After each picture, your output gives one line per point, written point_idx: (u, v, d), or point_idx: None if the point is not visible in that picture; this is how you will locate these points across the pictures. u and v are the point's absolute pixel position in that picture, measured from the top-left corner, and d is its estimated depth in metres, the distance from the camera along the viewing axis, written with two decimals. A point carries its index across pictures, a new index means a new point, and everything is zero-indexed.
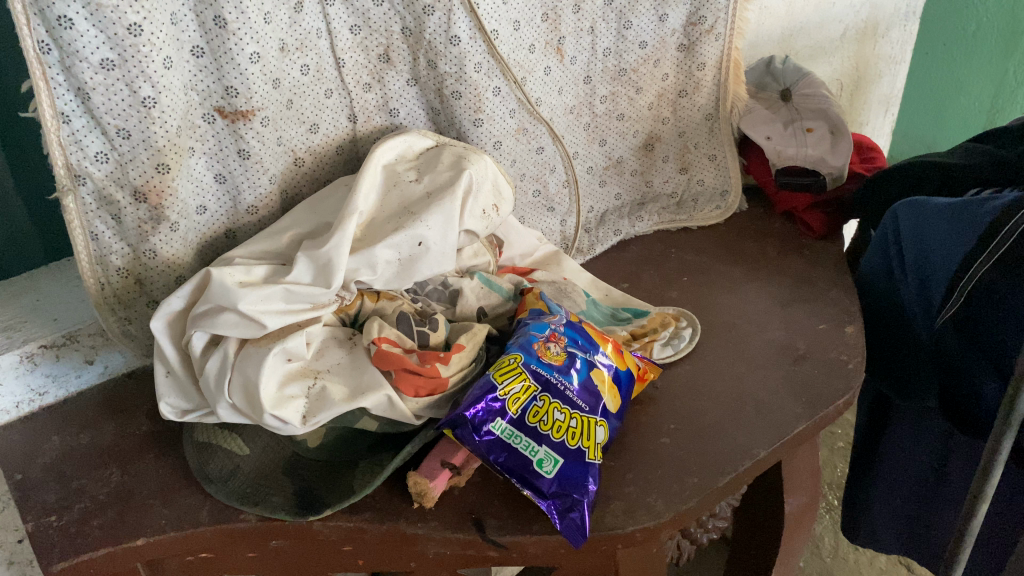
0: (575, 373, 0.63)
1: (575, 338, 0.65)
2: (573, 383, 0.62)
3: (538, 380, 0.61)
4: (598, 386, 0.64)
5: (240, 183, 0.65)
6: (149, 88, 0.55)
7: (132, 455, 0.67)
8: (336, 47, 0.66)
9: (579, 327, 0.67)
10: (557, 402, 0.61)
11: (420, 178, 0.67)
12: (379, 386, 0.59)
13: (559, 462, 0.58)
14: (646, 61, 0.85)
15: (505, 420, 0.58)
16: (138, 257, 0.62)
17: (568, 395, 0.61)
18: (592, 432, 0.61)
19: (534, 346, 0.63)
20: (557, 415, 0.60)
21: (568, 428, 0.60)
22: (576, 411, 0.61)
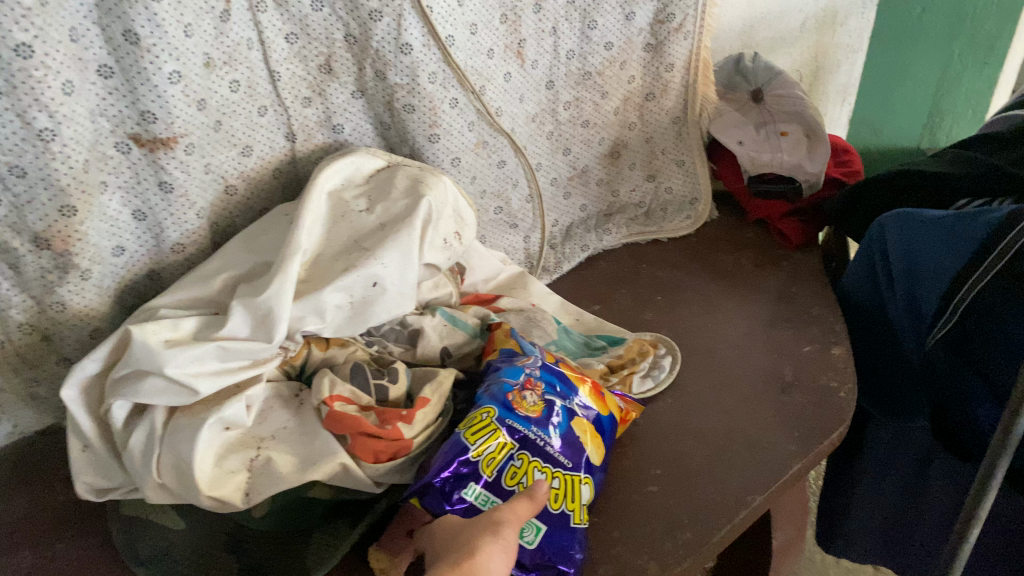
0: (554, 426, 0.56)
1: (551, 384, 0.58)
2: (552, 438, 0.55)
3: (514, 436, 0.54)
4: (581, 438, 0.57)
5: (163, 218, 0.56)
6: (46, 118, 0.47)
7: (47, 532, 0.58)
8: (270, 58, 0.57)
9: (554, 369, 0.60)
10: (537, 460, 0.54)
11: (371, 208, 0.59)
12: (334, 453, 0.51)
13: (542, 530, 0.51)
14: (612, 63, 0.78)
15: (479, 484, 0.51)
16: (44, 311, 0.54)
17: (549, 451, 0.54)
18: (576, 491, 0.54)
19: (508, 395, 0.56)
20: (537, 476, 0.53)
21: (549, 489, 0.53)
22: (558, 470, 0.54)
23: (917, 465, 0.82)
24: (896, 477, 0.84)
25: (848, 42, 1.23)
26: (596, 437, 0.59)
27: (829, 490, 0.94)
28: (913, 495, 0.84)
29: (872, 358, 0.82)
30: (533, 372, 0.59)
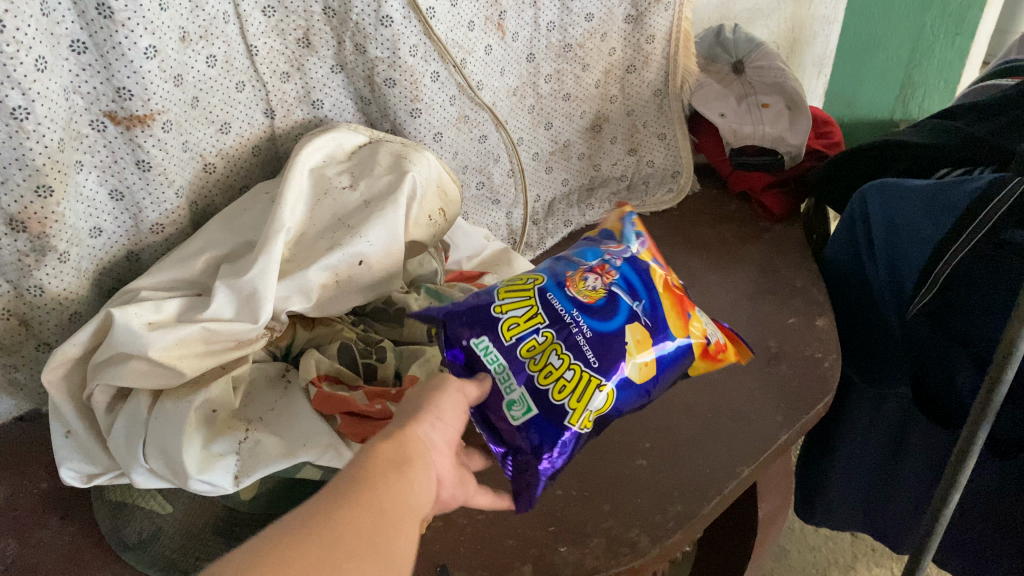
0: (601, 314, 0.49)
1: (626, 277, 0.52)
2: (587, 327, 0.49)
3: (548, 312, 0.50)
4: (627, 342, 0.48)
5: (141, 198, 0.55)
6: (19, 96, 0.45)
7: (30, 520, 0.57)
8: (247, 32, 0.56)
9: (642, 269, 0.54)
10: (562, 346, 0.48)
11: (355, 184, 0.58)
12: (322, 437, 0.50)
13: (533, 412, 0.47)
14: (593, 35, 0.77)
15: (491, 340, 0.49)
16: (21, 295, 0.52)
17: (580, 340, 0.48)
18: (590, 392, 0.47)
19: (571, 276, 0.52)
20: (553, 358, 0.48)
21: (560, 380, 0.47)
22: (578, 362, 0.47)
23: (898, 432, 0.83)
24: (878, 444, 0.85)
25: (824, 14, 1.21)
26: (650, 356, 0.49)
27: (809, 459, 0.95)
28: (894, 462, 0.85)
29: (854, 327, 0.82)
30: (614, 264, 0.53)
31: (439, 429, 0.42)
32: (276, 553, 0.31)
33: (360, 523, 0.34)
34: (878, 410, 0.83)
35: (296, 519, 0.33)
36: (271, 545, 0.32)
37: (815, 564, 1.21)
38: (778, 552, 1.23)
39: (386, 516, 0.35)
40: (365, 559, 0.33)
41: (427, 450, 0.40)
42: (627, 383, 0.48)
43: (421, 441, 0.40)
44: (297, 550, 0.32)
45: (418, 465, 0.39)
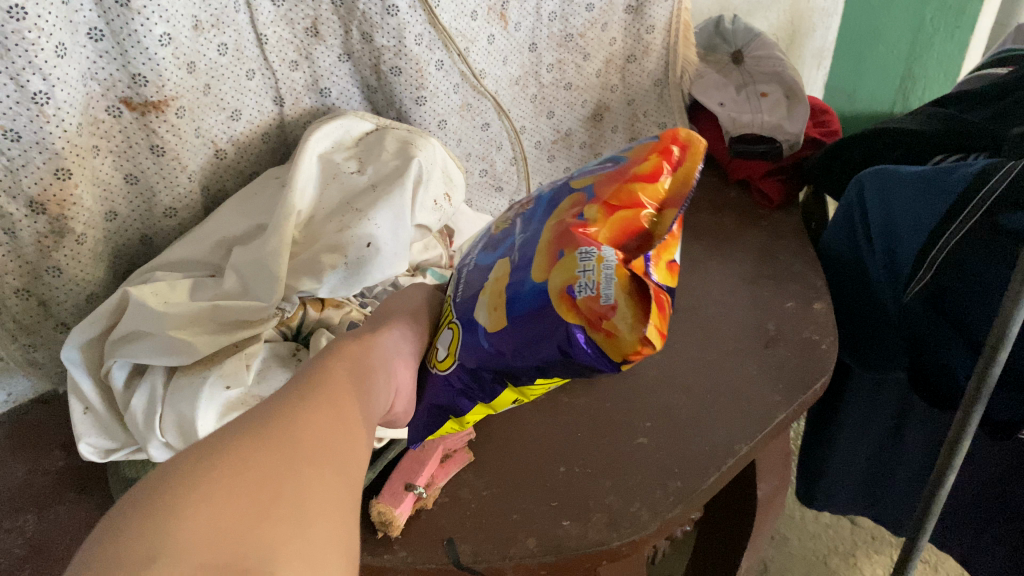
0: (488, 255, 0.52)
1: (533, 219, 0.50)
2: (474, 265, 0.52)
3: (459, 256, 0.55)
4: (485, 283, 0.49)
5: (154, 183, 0.57)
6: (40, 81, 0.47)
7: (50, 496, 0.58)
8: (257, 21, 0.57)
9: (576, 222, 0.46)
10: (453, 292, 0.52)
11: (363, 169, 0.60)
12: None
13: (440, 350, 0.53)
14: (593, 25, 0.79)
15: (442, 283, 0.57)
16: (39, 276, 0.54)
17: (466, 283, 0.51)
18: (449, 332, 0.49)
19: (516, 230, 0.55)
20: (452, 304, 0.52)
21: (445, 319, 0.51)
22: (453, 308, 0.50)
23: (896, 415, 0.84)
24: (877, 428, 0.86)
25: (823, 7, 1.22)
26: (500, 301, 0.46)
27: (809, 444, 0.96)
28: (892, 445, 0.86)
29: (852, 311, 0.83)
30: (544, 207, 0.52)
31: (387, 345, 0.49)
32: (240, 456, 0.33)
33: (320, 431, 0.37)
34: (877, 393, 0.84)
35: (249, 422, 0.36)
36: (231, 450, 0.33)
37: (815, 551, 1.22)
38: (778, 539, 1.24)
39: (341, 422, 0.39)
40: (334, 451, 0.36)
41: (373, 367, 0.46)
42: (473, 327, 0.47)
43: (373, 353, 0.47)
44: (261, 452, 0.34)
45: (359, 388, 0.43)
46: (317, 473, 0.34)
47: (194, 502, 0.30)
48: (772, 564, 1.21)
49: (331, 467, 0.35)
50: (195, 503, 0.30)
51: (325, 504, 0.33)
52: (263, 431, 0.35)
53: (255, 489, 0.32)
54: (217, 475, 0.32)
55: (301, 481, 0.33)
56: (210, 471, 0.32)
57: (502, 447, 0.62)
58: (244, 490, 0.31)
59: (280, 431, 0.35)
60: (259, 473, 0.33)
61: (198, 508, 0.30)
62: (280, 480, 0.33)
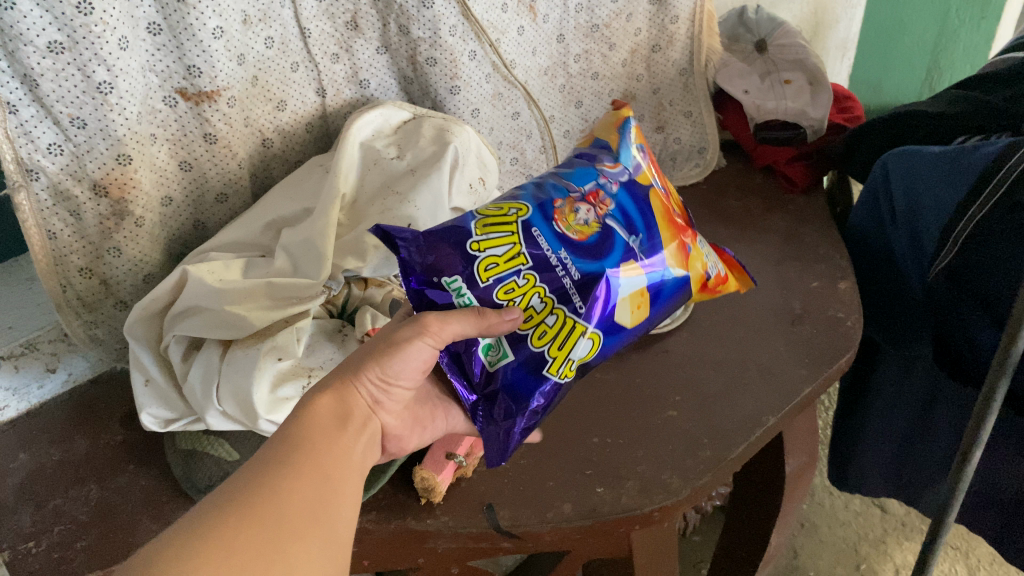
0: (589, 252, 0.46)
1: (623, 207, 0.49)
2: (576, 270, 0.46)
3: (533, 254, 0.45)
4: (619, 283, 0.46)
5: (207, 169, 0.60)
6: (104, 72, 0.50)
7: (110, 467, 0.62)
8: (301, 16, 0.60)
9: (640, 195, 0.51)
10: (551, 293, 0.45)
11: (402, 155, 0.63)
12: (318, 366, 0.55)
13: (506, 356, 0.46)
14: (619, 16, 0.81)
15: (461, 279, 0.44)
16: (100, 256, 0.58)
17: (567, 285, 0.45)
18: (569, 337, 0.46)
19: (560, 205, 0.48)
20: (534, 301, 0.45)
21: (525, 308, 0.45)
22: (560, 306, 0.45)
23: (923, 396, 0.85)
24: (906, 407, 0.87)
25: None
26: (643, 300, 0.47)
27: (838, 426, 0.98)
28: (921, 424, 0.87)
29: (878, 291, 0.84)
30: (608, 189, 0.50)
31: (375, 389, 0.43)
32: (222, 540, 0.34)
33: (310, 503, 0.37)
34: (903, 374, 0.85)
35: (229, 492, 0.36)
36: (220, 527, 0.34)
37: (845, 538, 1.22)
38: (808, 528, 1.24)
39: (325, 469, 0.39)
40: (315, 510, 0.37)
41: (353, 415, 0.42)
42: (617, 327, 0.47)
43: (351, 400, 0.42)
44: (240, 533, 0.34)
45: (343, 432, 0.41)
46: (302, 555, 0.36)
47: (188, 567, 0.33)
48: (801, 550, 1.21)
49: (314, 542, 0.36)
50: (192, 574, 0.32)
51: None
52: (248, 514, 0.35)
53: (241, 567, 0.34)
54: (200, 563, 0.33)
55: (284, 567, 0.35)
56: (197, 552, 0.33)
57: None
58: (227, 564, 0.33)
59: (270, 513, 0.36)
60: (241, 564, 0.34)
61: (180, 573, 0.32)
62: (265, 566, 0.34)
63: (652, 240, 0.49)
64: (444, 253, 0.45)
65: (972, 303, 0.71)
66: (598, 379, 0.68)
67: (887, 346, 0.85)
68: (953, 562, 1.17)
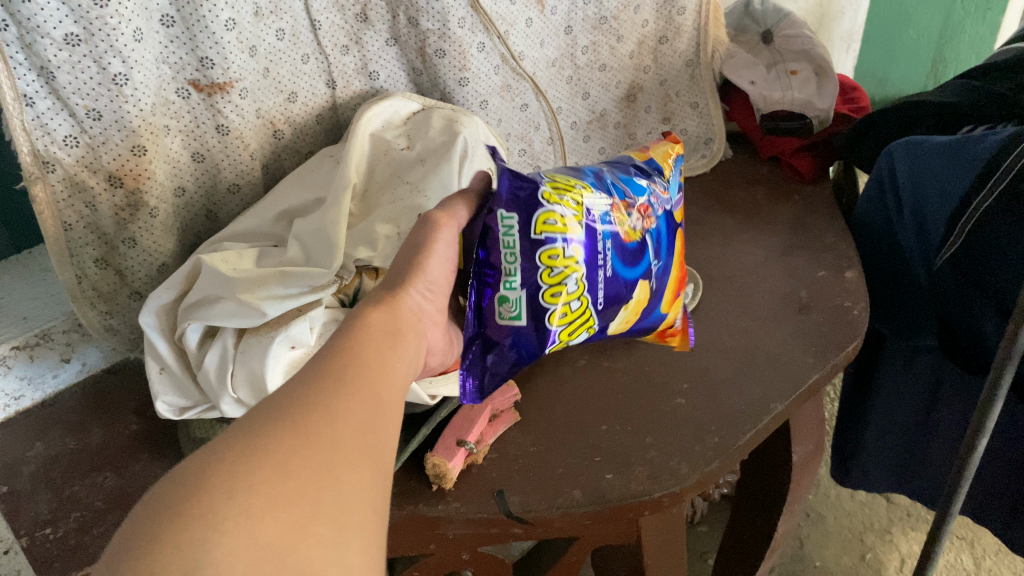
0: (627, 258, 0.54)
1: (660, 234, 0.59)
2: (609, 271, 0.53)
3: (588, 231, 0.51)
4: (632, 299, 0.55)
5: (219, 160, 0.61)
6: (120, 64, 0.51)
7: (125, 456, 0.62)
8: (311, 8, 0.60)
9: (672, 227, 0.61)
10: (586, 283, 0.51)
11: (411, 145, 0.64)
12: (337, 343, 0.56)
13: (518, 313, 0.50)
14: (626, 8, 0.82)
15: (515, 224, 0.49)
16: (115, 246, 0.59)
17: (600, 283, 0.53)
18: (576, 331, 0.53)
19: (619, 204, 0.55)
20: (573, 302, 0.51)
21: (566, 309, 0.51)
22: (586, 297, 0.52)
23: (931, 386, 0.85)
24: (912, 396, 0.88)
25: None
26: (630, 316, 0.58)
27: (845, 416, 0.98)
28: (928, 413, 0.88)
29: (883, 280, 0.85)
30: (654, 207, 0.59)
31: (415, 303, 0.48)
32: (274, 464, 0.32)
33: (348, 427, 0.35)
34: (909, 363, 0.86)
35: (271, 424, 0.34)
36: (264, 456, 0.32)
37: (851, 529, 1.23)
38: (814, 517, 1.25)
39: (373, 401, 0.38)
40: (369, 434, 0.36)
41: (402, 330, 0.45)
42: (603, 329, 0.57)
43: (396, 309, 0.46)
44: (292, 456, 0.32)
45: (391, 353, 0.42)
46: (352, 479, 0.33)
47: (232, 520, 0.29)
48: (807, 541, 1.21)
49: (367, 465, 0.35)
50: (241, 522, 0.29)
51: (360, 518, 0.33)
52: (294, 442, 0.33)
53: (291, 505, 0.31)
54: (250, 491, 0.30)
55: (337, 497, 0.32)
56: (234, 504, 0.30)
57: (547, 407, 0.65)
58: (279, 505, 0.30)
59: (321, 442, 0.34)
60: (295, 487, 0.31)
61: (235, 541, 0.29)
62: (316, 496, 0.32)
63: (663, 276, 0.59)
64: (517, 193, 0.50)
65: (978, 292, 0.72)
66: (607, 368, 0.69)
67: (893, 337, 0.85)
68: (958, 552, 1.18)
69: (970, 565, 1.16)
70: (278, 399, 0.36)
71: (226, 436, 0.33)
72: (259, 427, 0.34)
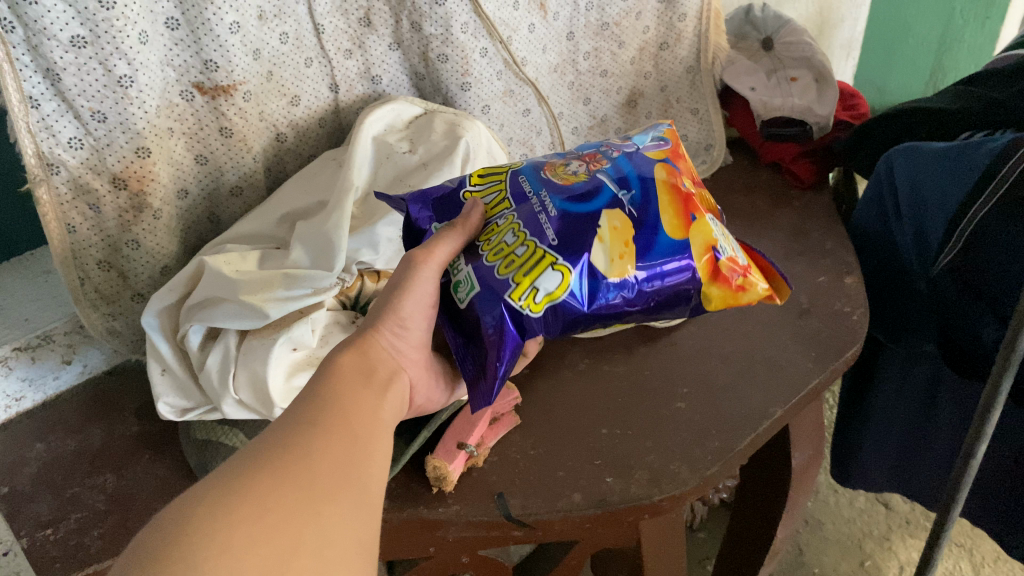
0: (575, 196, 0.50)
1: (619, 167, 0.52)
2: (552, 207, 0.49)
3: (516, 197, 0.51)
4: (600, 223, 0.48)
5: (222, 162, 0.61)
6: (125, 66, 0.51)
7: (126, 457, 0.63)
8: (315, 13, 0.61)
9: (637, 156, 0.53)
10: (525, 230, 0.49)
11: (414, 149, 0.64)
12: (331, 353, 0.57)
13: (471, 286, 0.48)
14: (628, 14, 0.82)
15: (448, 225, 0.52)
16: (118, 249, 0.59)
17: (544, 220, 0.49)
18: (538, 269, 0.47)
19: (555, 164, 0.54)
20: (513, 247, 0.48)
21: (510, 255, 0.48)
22: (531, 239, 0.48)
23: (930, 392, 0.86)
24: (911, 402, 0.88)
25: None
26: (627, 246, 0.48)
27: (844, 422, 0.98)
28: (926, 419, 0.88)
29: (883, 286, 0.85)
30: (609, 156, 0.54)
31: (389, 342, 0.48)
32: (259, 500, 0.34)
33: (327, 468, 0.38)
34: (908, 370, 0.86)
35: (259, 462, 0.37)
36: (253, 493, 0.34)
37: (850, 536, 1.23)
38: (813, 524, 1.25)
39: (352, 438, 0.40)
40: (351, 471, 0.38)
41: (378, 371, 0.46)
42: (594, 272, 0.47)
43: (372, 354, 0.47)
44: (276, 494, 0.35)
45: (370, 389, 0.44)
46: (332, 513, 0.36)
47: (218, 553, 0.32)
48: (806, 548, 1.21)
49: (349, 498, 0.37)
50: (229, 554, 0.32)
51: (342, 549, 0.35)
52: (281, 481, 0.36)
53: (272, 541, 0.33)
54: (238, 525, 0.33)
55: (317, 532, 0.35)
56: (217, 540, 0.32)
57: (547, 410, 0.66)
58: (262, 541, 0.33)
59: (306, 481, 0.36)
60: (278, 520, 0.34)
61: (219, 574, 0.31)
62: (297, 531, 0.34)
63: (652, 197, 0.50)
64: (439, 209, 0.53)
65: (977, 298, 0.72)
66: (607, 372, 0.69)
67: (892, 343, 0.85)
68: (957, 559, 1.18)
69: (970, 573, 1.16)
70: (260, 444, 0.38)
71: (212, 478, 0.35)
72: (245, 467, 0.36)
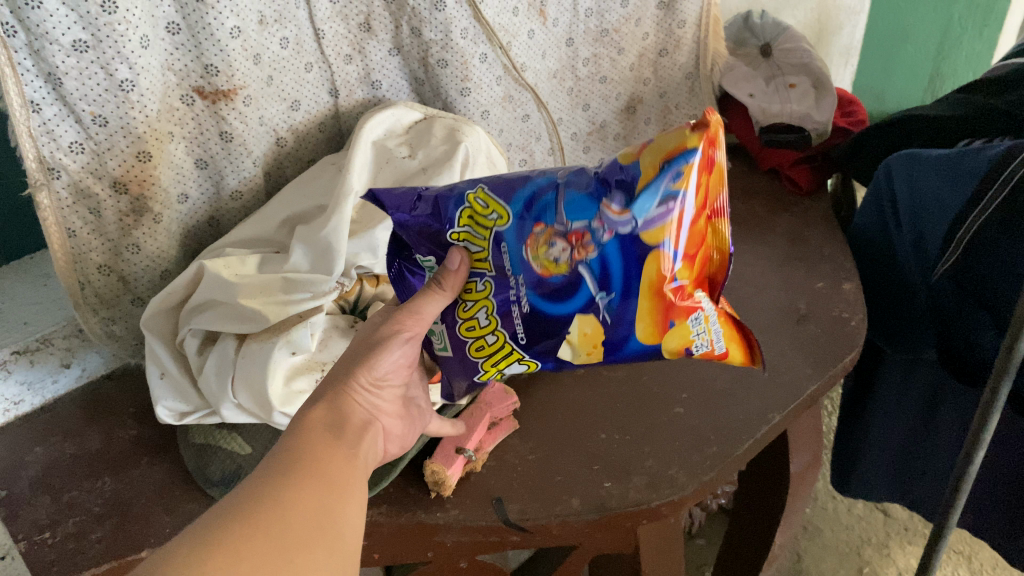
0: (550, 294, 0.41)
1: (607, 261, 0.39)
2: (527, 303, 0.42)
3: (497, 266, 0.43)
4: (570, 332, 0.42)
5: (222, 167, 0.61)
6: (126, 70, 0.51)
7: (125, 461, 0.63)
8: (315, 18, 0.61)
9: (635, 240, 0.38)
10: (496, 313, 0.44)
11: (413, 154, 0.64)
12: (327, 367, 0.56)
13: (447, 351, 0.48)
14: (628, 20, 0.82)
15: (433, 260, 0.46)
16: (119, 253, 0.59)
17: (514, 315, 0.43)
18: (504, 361, 0.45)
19: (539, 229, 0.41)
20: (487, 337, 0.45)
21: (481, 341, 0.45)
22: (500, 332, 0.44)
23: (928, 398, 0.86)
24: (909, 408, 0.88)
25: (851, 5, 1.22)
26: (596, 350, 0.42)
27: (843, 427, 0.98)
28: (925, 425, 0.88)
29: (881, 292, 0.85)
30: (599, 236, 0.39)
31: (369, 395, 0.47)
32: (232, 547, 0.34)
33: (302, 515, 0.37)
34: (906, 376, 0.86)
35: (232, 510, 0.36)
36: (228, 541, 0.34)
37: (848, 542, 1.23)
38: (811, 531, 1.25)
39: (329, 484, 0.40)
40: (326, 517, 0.38)
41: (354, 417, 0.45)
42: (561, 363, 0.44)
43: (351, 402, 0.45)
44: (248, 542, 0.35)
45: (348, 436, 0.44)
46: (306, 561, 0.36)
47: None
48: (804, 554, 1.21)
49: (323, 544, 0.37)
50: None
51: None
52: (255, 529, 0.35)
53: None
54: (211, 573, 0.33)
55: None
56: None
57: (546, 414, 0.66)
58: None
59: (282, 527, 0.36)
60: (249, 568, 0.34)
61: None
62: None
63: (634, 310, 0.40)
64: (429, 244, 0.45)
65: (975, 304, 0.72)
66: (606, 377, 0.69)
67: (890, 349, 0.85)
68: (955, 566, 1.18)
69: None
70: (239, 490, 0.38)
71: (189, 529, 0.35)
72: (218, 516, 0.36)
